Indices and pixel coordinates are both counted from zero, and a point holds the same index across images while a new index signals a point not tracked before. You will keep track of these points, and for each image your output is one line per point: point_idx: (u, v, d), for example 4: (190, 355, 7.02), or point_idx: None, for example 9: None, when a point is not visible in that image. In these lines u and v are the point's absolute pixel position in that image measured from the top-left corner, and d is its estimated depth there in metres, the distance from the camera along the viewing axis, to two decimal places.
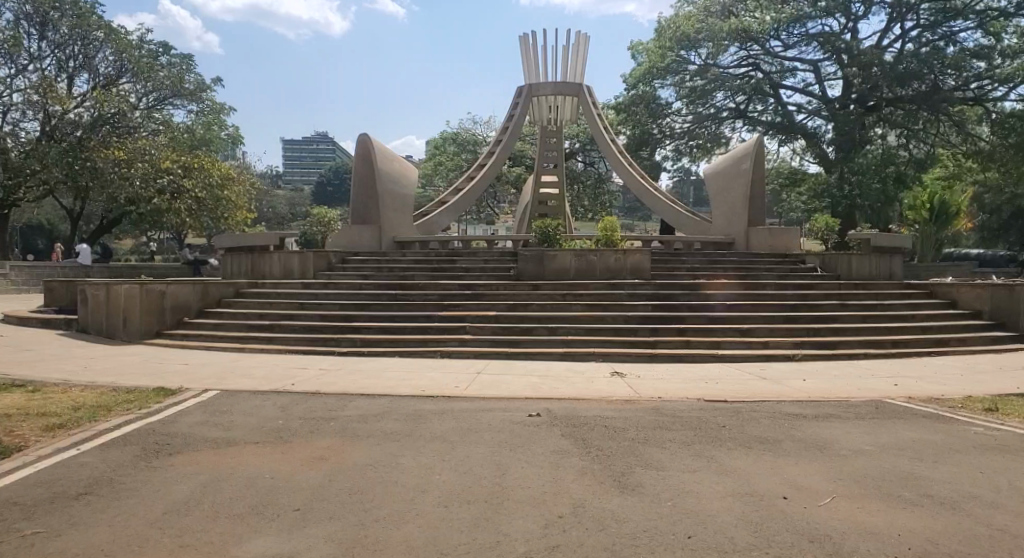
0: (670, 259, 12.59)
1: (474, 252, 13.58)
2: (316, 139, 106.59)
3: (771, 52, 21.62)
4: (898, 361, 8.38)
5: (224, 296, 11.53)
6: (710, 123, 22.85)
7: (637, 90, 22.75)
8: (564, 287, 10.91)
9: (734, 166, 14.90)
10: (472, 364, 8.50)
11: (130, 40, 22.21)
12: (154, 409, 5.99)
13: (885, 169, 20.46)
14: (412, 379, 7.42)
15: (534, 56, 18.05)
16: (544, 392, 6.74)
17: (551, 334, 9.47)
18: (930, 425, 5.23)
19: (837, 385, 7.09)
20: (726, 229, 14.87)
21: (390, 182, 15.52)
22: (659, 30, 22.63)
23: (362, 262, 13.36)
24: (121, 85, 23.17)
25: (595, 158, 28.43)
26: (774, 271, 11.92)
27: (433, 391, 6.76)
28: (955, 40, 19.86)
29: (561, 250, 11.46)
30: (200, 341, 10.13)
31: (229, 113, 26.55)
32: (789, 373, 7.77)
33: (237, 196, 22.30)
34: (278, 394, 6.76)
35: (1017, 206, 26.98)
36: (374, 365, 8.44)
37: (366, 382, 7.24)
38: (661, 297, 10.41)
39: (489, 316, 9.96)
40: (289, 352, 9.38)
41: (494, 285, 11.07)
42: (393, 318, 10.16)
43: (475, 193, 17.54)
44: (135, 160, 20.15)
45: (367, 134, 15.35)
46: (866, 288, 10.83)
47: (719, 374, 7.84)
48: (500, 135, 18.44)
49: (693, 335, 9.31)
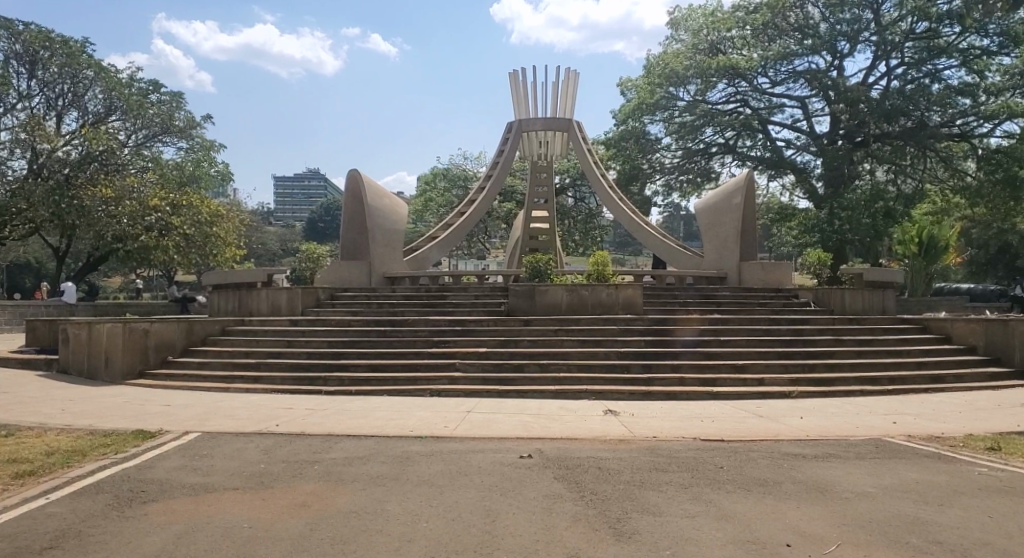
0: (663, 293, 12.51)
1: (465, 288, 13.46)
2: (308, 176, 107.12)
3: (759, 89, 21.92)
4: (895, 398, 8.25)
5: (209, 334, 11.34)
6: (699, 158, 23.05)
7: (627, 126, 22.95)
8: (555, 322, 10.78)
9: (725, 201, 14.92)
10: (462, 403, 8.30)
11: (119, 77, 22.38)
12: (131, 454, 5.77)
13: (874, 203, 20.61)
14: (401, 419, 7.22)
15: (524, 93, 18.19)
16: (536, 432, 6.57)
17: (543, 371, 9.31)
18: (932, 466, 5.08)
19: (835, 422, 6.95)
20: (719, 263, 14.82)
21: (380, 218, 15.44)
22: (648, 67, 22.94)
23: (351, 298, 13.22)
24: (110, 123, 23.22)
25: (585, 194, 28.55)
26: (767, 306, 11.84)
27: (421, 432, 6.57)
28: (940, 77, 20.17)
29: (552, 285, 11.36)
30: (184, 381, 9.90)
31: (219, 150, 26.61)
32: (786, 411, 7.63)
33: (226, 233, 22.05)
34: (262, 435, 6.54)
35: (1004, 240, 27.20)
36: (361, 404, 8.24)
37: (353, 422, 7.04)
38: (654, 332, 10.29)
39: (480, 353, 9.79)
40: (275, 392, 9.16)
41: (485, 321, 10.92)
42: (382, 356, 9.97)
43: (465, 229, 17.48)
44: (123, 198, 20.26)
45: (357, 171, 15.33)
46: (860, 323, 10.76)
47: (715, 411, 7.68)
48: (490, 170, 18.47)
49: (687, 371, 9.16)
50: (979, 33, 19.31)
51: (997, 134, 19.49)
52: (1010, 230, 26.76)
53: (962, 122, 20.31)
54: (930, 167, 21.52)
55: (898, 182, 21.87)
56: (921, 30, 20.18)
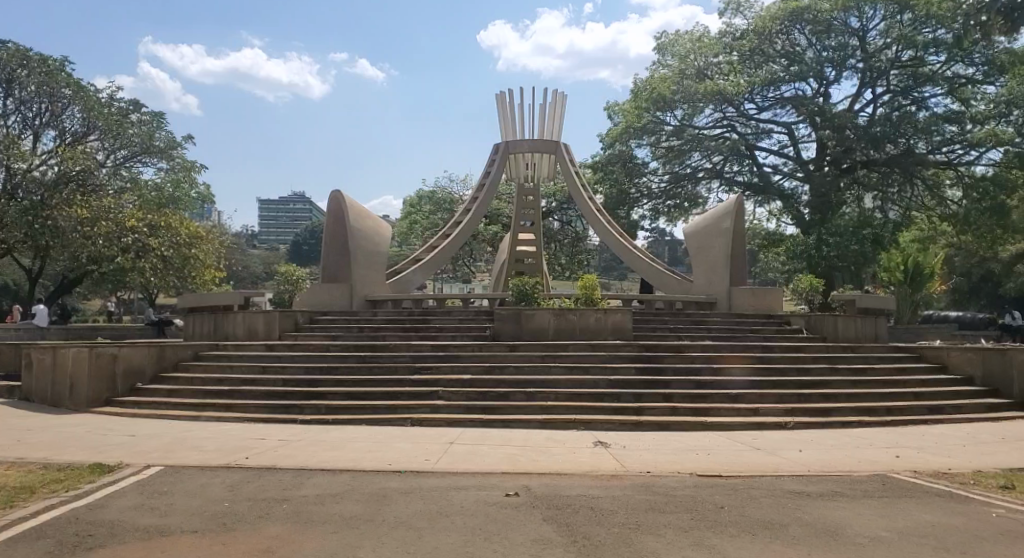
0: (652, 319, 12.22)
1: (449, 312, 13.10)
2: (294, 199, 106.84)
3: (745, 115, 21.99)
4: (894, 429, 7.96)
5: (181, 360, 10.85)
6: (687, 183, 22.98)
7: (614, 149, 22.89)
8: (542, 348, 10.44)
9: (714, 225, 14.72)
10: (445, 433, 7.90)
11: (98, 97, 21.93)
12: (83, 491, 5.31)
13: (862, 229, 20.64)
14: (380, 451, 6.82)
15: (511, 115, 18.03)
16: (522, 465, 6.19)
17: (530, 400, 8.94)
18: (947, 506, 4.76)
19: (837, 456, 6.63)
20: (708, 288, 14.56)
21: (363, 239, 15.04)
22: (635, 91, 22.97)
23: (331, 322, 12.82)
24: (88, 143, 22.78)
25: (572, 217, 28.34)
26: (758, 333, 11.59)
27: (400, 466, 6.17)
28: (926, 105, 20.28)
29: (539, 309, 11.04)
30: (152, 409, 9.41)
31: (200, 171, 26.21)
32: (784, 443, 7.30)
33: (206, 255, 21.47)
34: (230, 469, 6.11)
35: (988, 268, 27.33)
36: (339, 435, 7.81)
37: (328, 455, 6.62)
38: (644, 359, 9.97)
39: (464, 380, 9.40)
40: (248, 421, 8.70)
41: (469, 347, 10.55)
42: (362, 383, 9.56)
43: (450, 251, 17.15)
44: (100, 218, 19.82)
45: (340, 192, 15.03)
46: (854, 351, 10.52)
47: (710, 444, 7.34)
48: (476, 192, 18.19)
49: (679, 400, 8.84)
50: (964, 61, 19.52)
51: (983, 162, 19.60)
52: (993, 259, 26.97)
53: (948, 150, 20.43)
54: (916, 195, 21.60)
55: (885, 209, 21.86)
56: (906, 58, 20.39)
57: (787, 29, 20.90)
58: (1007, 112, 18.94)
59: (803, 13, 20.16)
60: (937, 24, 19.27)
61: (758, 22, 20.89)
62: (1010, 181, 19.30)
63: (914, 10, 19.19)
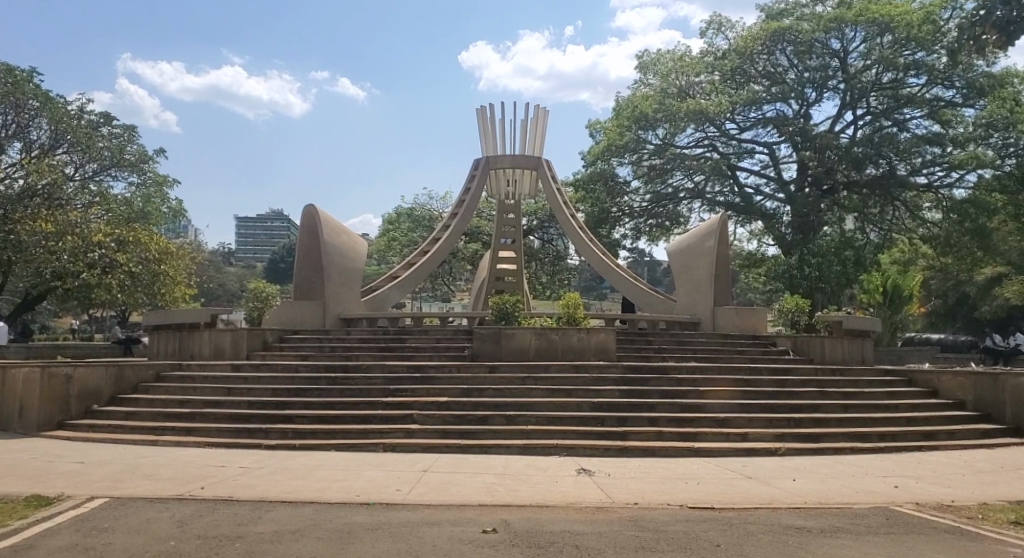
0: (636, 339, 11.88)
1: (426, 331, 12.65)
2: (272, 217, 105.79)
3: (727, 134, 21.96)
4: (889, 457, 7.65)
5: (142, 381, 10.27)
6: (668, 203, 22.83)
7: (596, 167, 22.72)
8: (522, 368, 10.04)
9: (698, 244, 14.48)
10: (419, 460, 7.44)
11: (66, 108, 21.29)
12: (13, 528, 4.76)
13: (843, 251, 20.62)
14: (348, 480, 6.33)
15: (492, 130, 17.74)
16: (502, 496, 5.75)
17: (509, 424, 8.50)
18: (962, 545, 4.40)
19: (833, 487, 6.29)
20: (691, 308, 14.26)
21: (337, 256, 14.56)
22: (617, 109, 22.88)
23: (302, 341, 12.30)
24: (55, 156, 22.08)
25: (553, 236, 28.12)
26: (745, 354, 11.30)
27: (369, 497, 5.71)
28: (906, 127, 20.39)
29: (520, 328, 10.64)
30: (107, 432, 8.81)
31: (172, 186, 25.61)
32: (776, 471, 6.93)
33: (177, 271, 20.72)
34: (182, 500, 5.58)
35: (964, 291, 27.57)
36: (305, 462, 7.31)
37: (292, 485, 6.12)
38: (628, 381, 9.59)
39: (440, 403, 8.94)
40: (209, 446, 8.15)
41: (446, 367, 10.10)
42: (333, 405, 9.05)
43: (428, 268, 16.73)
44: (65, 232, 19.04)
45: (313, 206, 14.60)
46: (843, 374, 10.26)
47: (700, 471, 6.96)
48: (456, 209, 17.82)
49: (665, 425, 8.46)
50: (943, 84, 19.73)
51: (963, 184, 19.66)
52: (968, 282, 27.22)
53: (928, 172, 20.52)
54: (897, 217, 21.64)
55: (866, 231, 21.87)
56: (887, 80, 20.57)
57: (768, 49, 21.04)
58: (987, 135, 19.09)
59: (785, 34, 20.30)
60: (917, 47, 19.51)
61: (740, 42, 20.99)
62: (990, 203, 19.38)
63: (895, 33, 19.41)
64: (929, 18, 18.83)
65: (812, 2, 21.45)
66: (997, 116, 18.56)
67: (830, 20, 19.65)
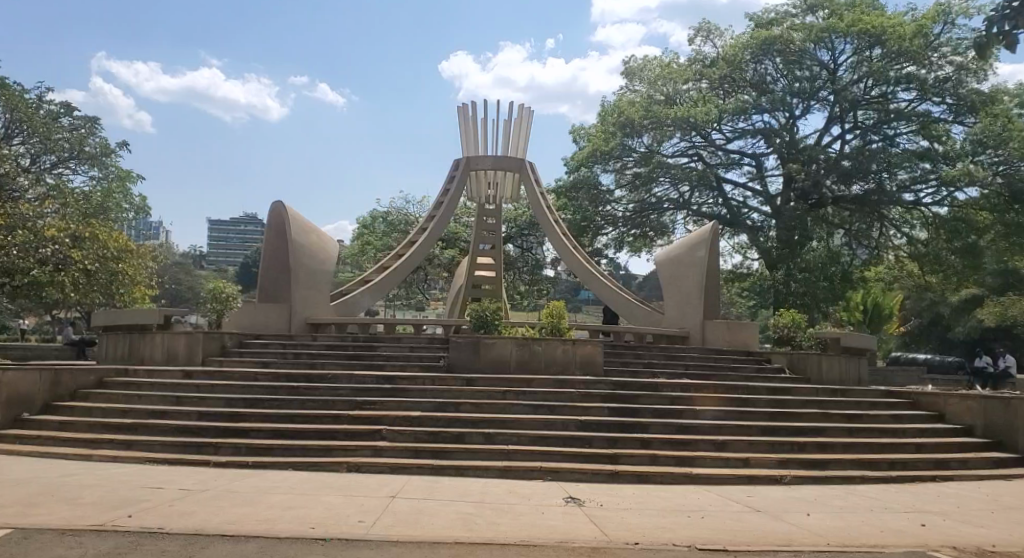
0: (624, 352, 11.16)
1: (399, 338, 11.82)
2: (245, 221, 103.88)
3: (713, 144, 21.64)
4: (903, 489, 7.00)
5: (81, 387, 9.05)
6: (652, 213, 22.27)
7: (579, 173, 22.20)
8: (503, 381, 9.26)
9: (687, 253, 13.83)
10: (387, 483, 6.60)
11: (23, 96, 19.95)
12: None
13: (830, 267, 20.32)
14: (303, 509, 5.47)
15: (474, 129, 17.03)
16: (480, 532, 4.96)
17: (488, 443, 7.70)
18: None
19: (853, 525, 5.61)
20: (680, 321, 13.61)
21: (305, 256, 13.66)
22: (602, 115, 22.36)
23: (263, 347, 11.35)
24: (10, 146, 20.70)
25: (533, 244, 27.43)
26: (739, 371, 10.63)
27: (325, 531, 4.86)
28: (895, 142, 20.53)
29: (500, 337, 9.88)
30: (35, 443, 7.76)
31: (135, 182, 24.45)
32: (788, 505, 6.22)
33: (135, 270, 19.44)
34: (99, 531, 4.64)
35: (938, 311, 27.58)
36: (256, 483, 6.42)
37: (235, 514, 5.23)
38: (618, 397, 8.85)
39: (412, 418, 8.09)
40: (149, 462, 7.18)
41: (419, 379, 9.26)
42: (292, 419, 8.15)
43: (402, 273, 15.90)
44: (15, 226, 17.53)
45: (281, 202, 13.66)
46: (843, 396, 9.66)
47: (703, 503, 6.22)
48: (434, 211, 16.99)
49: (659, 447, 7.74)
50: (932, 100, 19.99)
51: (952, 200, 19.64)
52: (943, 302, 27.17)
53: (915, 190, 20.48)
54: (883, 234, 21.54)
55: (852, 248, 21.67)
56: (874, 95, 20.77)
57: (757, 58, 21.02)
58: (977, 151, 19.15)
59: (775, 43, 20.36)
60: (908, 61, 19.76)
61: (729, 50, 20.93)
62: (978, 221, 19.46)
63: (886, 46, 19.61)
64: (921, 31, 19.04)
65: (801, 13, 21.32)
66: (988, 133, 18.49)
67: (821, 30, 19.73)
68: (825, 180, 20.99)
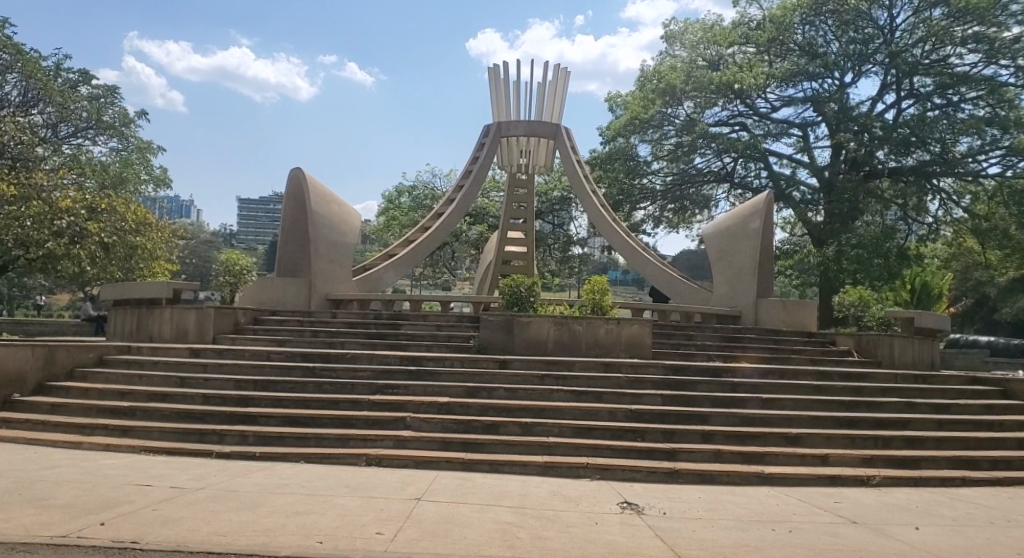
0: (673, 333, 10.13)
1: (425, 315, 10.94)
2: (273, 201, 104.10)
3: (759, 113, 20.48)
4: (1017, 496, 5.93)
5: (78, 366, 8.28)
6: (693, 186, 21.08)
7: (615, 144, 21.06)
8: (541, 364, 8.30)
9: (739, 226, 12.70)
10: (412, 481, 5.71)
11: (38, 62, 19.23)
12: None
13: (885, 243, 19.08)
14: (314, 515, 4.60)
15: (505, 93, 15.98)
16: (525, 551, 4.04)
17: (525, 433, 6.79)
18: None
19: (979, 544, 4.58)
20: (731, 300, 12.54)
21: (326, 227, 12.79)
22: (641, 81, 21.21)
23: (279, 324, 10.55)
24: (28, 116, 20.08)
25: (564, 220, 26.40)
26: (801, 355, 9.57)
27: (335, 547, 3.97)
28: (958, 109, 19.12)
29: (537, 315, 8.93)
30: (24, 428, 6.98)
31: (156, 153, 23.77)
32: (888, 517, 5.19)
33: (155, 244, 18.77)
34: (60, 545, 3.79)
35: (984, 291, 26.12)
36: (262, 479, 5.56)
37: (229, 521, 4.37)
38: (672, 383, 7.84)
39: (441, 404, 7.18)
40: (146, 452, 6.37)
41: (447, 360, 8.36)
42: (307, 404, 7.27)
43: (429, 248, 15.00)
44: (31, 197, 16.73)
45: (300, 169, 12.74)
46: (924, 382, 8.58)
47: (785, 512, 5.22)
48: (463, 180, 16.02)
49: (722, 442, 6.75)
50: (1000, 63, 18.43)
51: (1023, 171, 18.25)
52: (990, 282, 25.64)
53: (979, 160, 19.12)
54: (940, 208, 20.19)
55: (908, 222, 20.41)
56: (935, 59, 19.38)
57: (808, 20, 19.75)
58: None
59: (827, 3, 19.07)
60: (974, 21, 18.18)
61: (777, 11, 19.69)
62: None
63: (950, 4, 18.16)
64: None
65: None
66: None
67: None
68: (879, 150, 19.73)
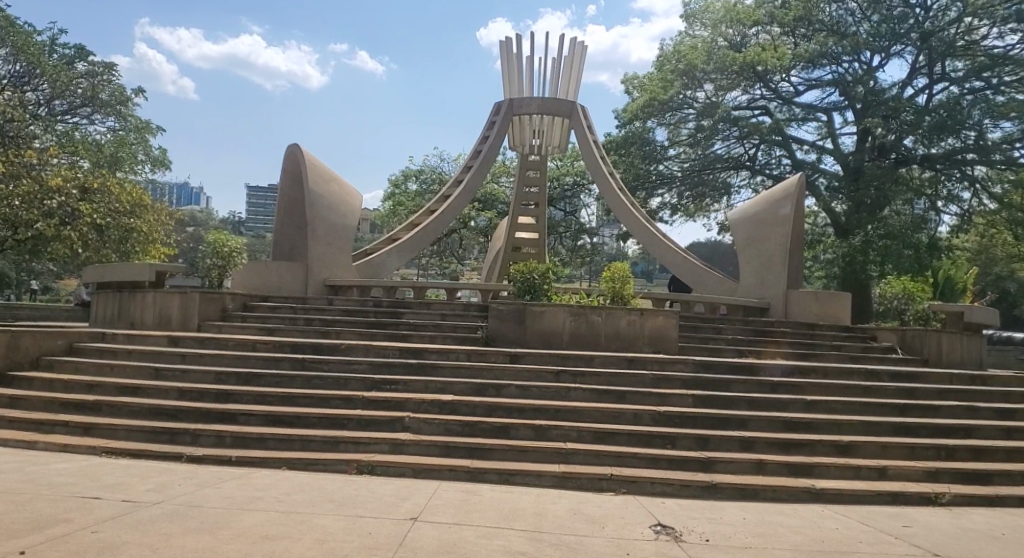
0: (700, 326, 9.28)
1: (427, 304, 10.11)
2: None
3: (782, 96, 19.57)
4: None
5: (46, 354, 7.53)
6: (712, 172, 20.16)
7: (632, 127, 20.15)
8: (556, 358, 7.48)
9: (768, 211, 11.82)
10: (409, 493, 4.91)
11: (29, 35, 18.44)
12: None
13: (915, 234, 18.13)
14: (287, 541, 3.79)
15: (518, 69, 15.11)
16: None
17: (538, 438, 5.97)
18: None
19: None
20: (759, 291, 11.66)
21: (324, 208, 12.00)
22: (659, 62, 20.29)
23: (270, 311, 9.76)
24: (21, 93, 19.37)
25: (577, 206, 25.43)
26: (841, 351, 8.72)
27: None
28: (995, 92, 18.04)
29: (551, 306, 8.12)
30: None
31: (156, 134, 23.01)
32: (976, 549, 4.34)
33: (153, 227, 17.90)
34: None
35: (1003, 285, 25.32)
36: (237, 489, 4.79)
37: (181, 549, 3.59)
38: (704, 382, 7.00)
39: (444, 403, 6.38)
40: (108, 454, 5.60)
41: (452, 354, 7.55)
42: (293, 400, 6.47)
43: (435, 232, 14.19)
44: (19, 176, 15.98)
45: (298, 146, 11.96)
46: (982, 384, 7.73)
47: (849, 540, 4.39)
48: (472, 160, 15.16)
49: (764, 450, 5.92)
50: None
51: None
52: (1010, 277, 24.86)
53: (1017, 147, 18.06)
54: (973, 198, 19.16)
55: (937, 212, 19.43)
56: (972, 39, 18.26)
57: None
58: None
59: None
60: None
61: None
62: None
63: None
64: None
65: None
66: None
67: None
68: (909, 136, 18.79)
